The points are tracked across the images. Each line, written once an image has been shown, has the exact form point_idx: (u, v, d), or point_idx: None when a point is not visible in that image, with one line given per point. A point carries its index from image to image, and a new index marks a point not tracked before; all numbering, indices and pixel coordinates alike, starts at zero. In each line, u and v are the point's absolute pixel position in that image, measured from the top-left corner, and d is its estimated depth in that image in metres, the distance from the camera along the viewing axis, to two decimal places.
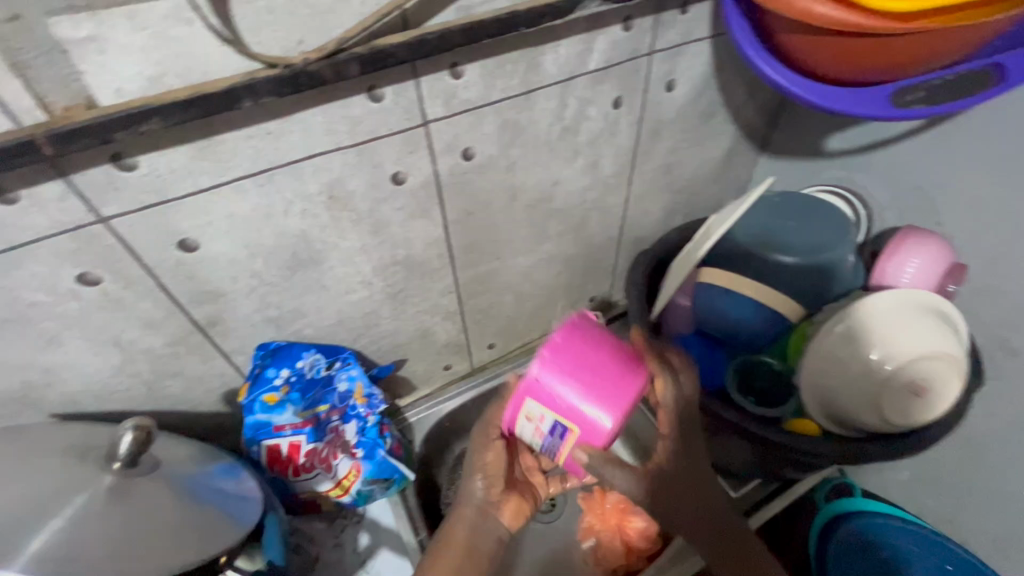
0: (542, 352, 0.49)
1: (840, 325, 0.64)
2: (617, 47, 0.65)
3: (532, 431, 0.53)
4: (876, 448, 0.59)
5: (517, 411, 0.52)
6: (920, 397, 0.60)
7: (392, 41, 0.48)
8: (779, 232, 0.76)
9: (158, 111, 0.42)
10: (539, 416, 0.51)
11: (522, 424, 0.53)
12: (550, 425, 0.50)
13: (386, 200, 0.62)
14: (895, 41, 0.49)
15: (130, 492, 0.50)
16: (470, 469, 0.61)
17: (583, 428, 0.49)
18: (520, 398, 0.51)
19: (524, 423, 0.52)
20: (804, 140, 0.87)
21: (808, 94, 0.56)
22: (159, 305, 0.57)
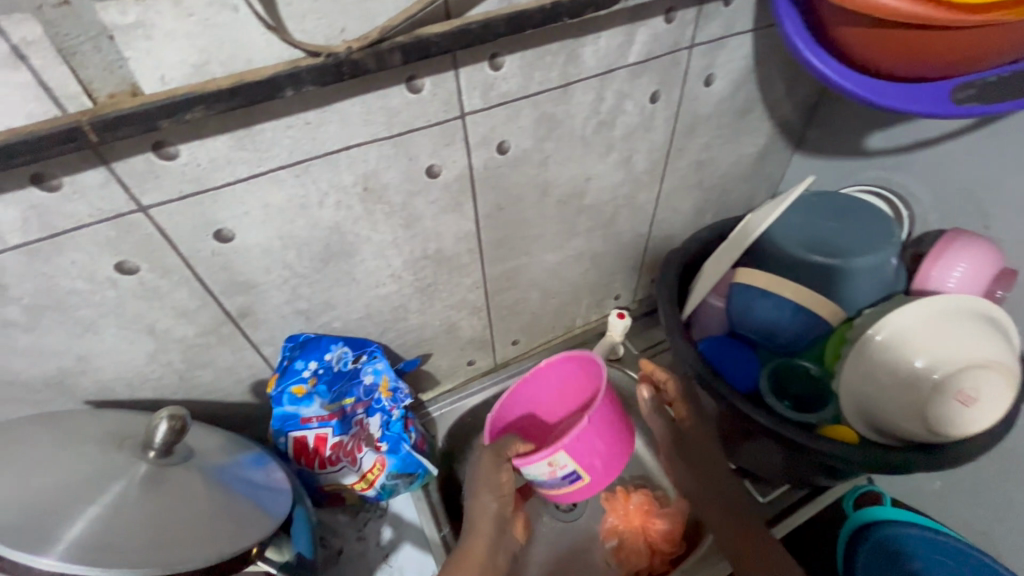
0: (588, 423, 0.64)
1: (881, 333, 0.63)
2: (657, 40, 0.63)
3: (545, 472, 0.66)
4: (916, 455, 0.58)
5: (545, 460, 0.64)
6: (968, 407, 0.57)
7: (435, 31, 0.47)
8: (819, 233, 0.73)
9: (202, 99, 0.41)
10: (561, 466, 0.65)
11: (539, 466, 0.66)
12: (566, 471, 0.66)
13: (420, 192, 0.61)
14: (954, 35, 0.47)
15: (165, 481, 0.50)
16: (481, 488, 0.67)
17: (591, 475, 0.67)
18: (556, 449, 0.64)
19: (544, 467, 0.65)
20: (844, 139, 0.84)
21: (861, 90, 0.54)
22: (193, 295, 0.57)
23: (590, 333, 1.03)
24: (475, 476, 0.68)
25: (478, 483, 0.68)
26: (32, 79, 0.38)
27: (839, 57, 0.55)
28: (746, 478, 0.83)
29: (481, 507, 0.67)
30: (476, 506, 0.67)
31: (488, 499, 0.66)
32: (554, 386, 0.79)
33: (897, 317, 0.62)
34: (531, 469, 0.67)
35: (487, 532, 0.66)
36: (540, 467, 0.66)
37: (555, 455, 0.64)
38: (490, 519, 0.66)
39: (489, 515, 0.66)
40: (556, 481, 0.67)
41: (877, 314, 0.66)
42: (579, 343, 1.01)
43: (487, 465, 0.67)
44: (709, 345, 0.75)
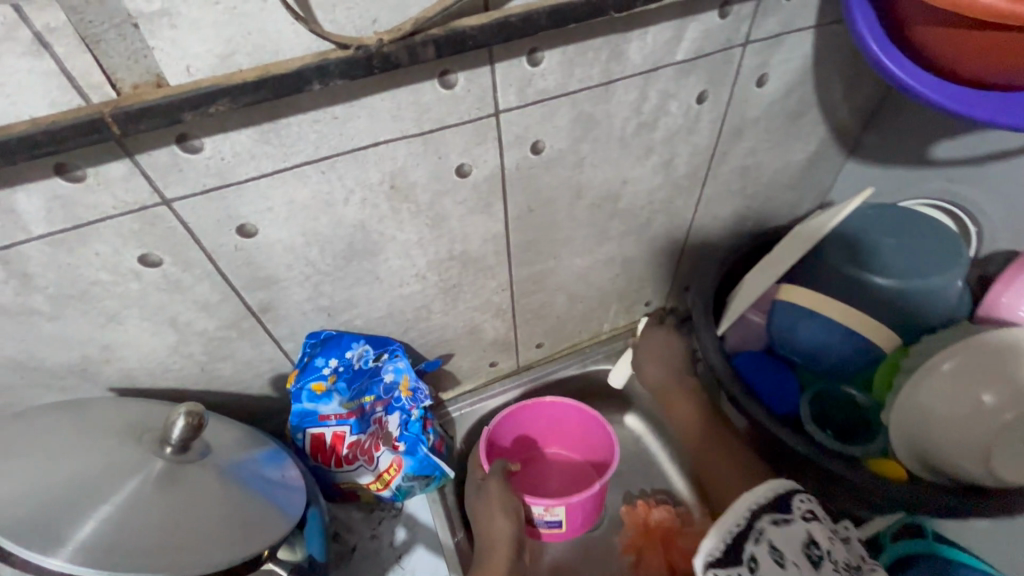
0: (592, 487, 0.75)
1: (949, 363, 0.57)
2: (708, 36, 0.59)
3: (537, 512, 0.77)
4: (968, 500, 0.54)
5: (548, 507, 0.76)
6: None
7: (471, 23, 0.44)
8: (878, 251, 0.68)
9: (227, 92, 0.39)
10: (553, 514, 0.77)
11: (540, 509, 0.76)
12: (551, 518, 0.78)
13: (448, 192, 0.59)
14: None
15: (180, 479, 0.49)
16: (498, 512, 0.74)
17: (570, 525, 0.80)
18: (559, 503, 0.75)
19: (543, 510, 0.76)
20: (905, 147, 0.78)
21: (946, 99, 0.49)
22: (215, 289, 0.56)
23: (618, 339, 0.99)
24: (486, 501, 0.75)
25: (492, 508, 0.74)
26: (55, 67, 0.37)
27: (919, 62, 0.50)
28: None
29: (494, 532, 0.73)
30: (489, 530, 0.73)
31: (505, 523, 0.73)
32: (549, 424, 0.89)
33: (970, 347, 0.56)
34: (529, 505, 0.77)
35: (505, 550, 0.71)
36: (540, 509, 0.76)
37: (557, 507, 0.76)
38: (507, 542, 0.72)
39: (506, 538, 0.72)
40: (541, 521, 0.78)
41: (939, 342, 0.61)
42: (605, 349, 0.98)
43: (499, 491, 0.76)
44: (745, 361, 0.72)
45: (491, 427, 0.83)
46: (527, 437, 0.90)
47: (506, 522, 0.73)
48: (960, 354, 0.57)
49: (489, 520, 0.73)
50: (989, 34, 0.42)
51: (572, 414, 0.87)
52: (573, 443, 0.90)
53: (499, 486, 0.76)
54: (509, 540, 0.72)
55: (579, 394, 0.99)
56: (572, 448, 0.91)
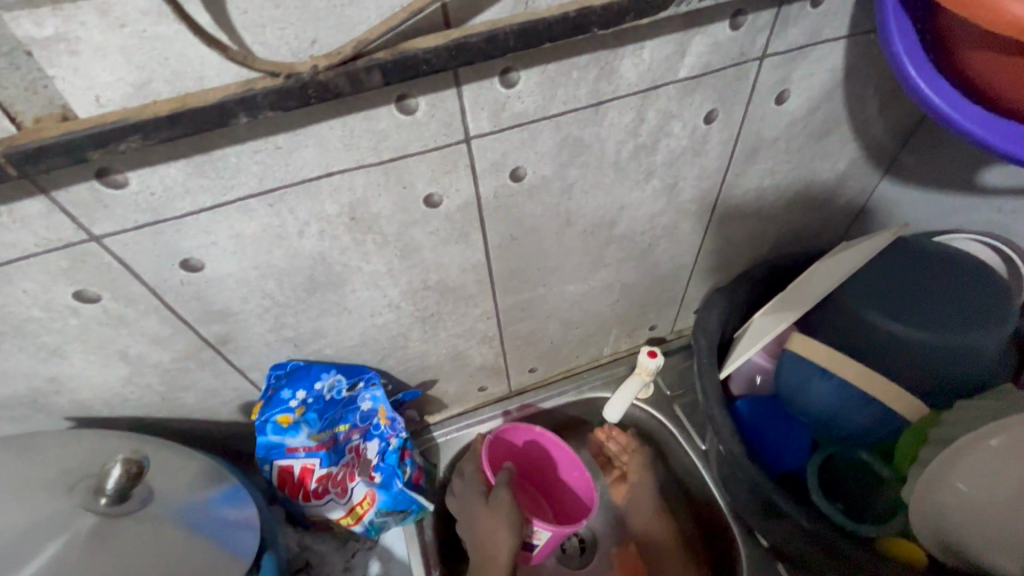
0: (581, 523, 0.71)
1: (998, 439, 0.49)
2: (717, 50, 0.51)
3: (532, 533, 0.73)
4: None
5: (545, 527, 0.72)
6: None
7: (425, 44, 0.38)
8: (915, 296, 0.59)
9: (137, 127, 0.35)
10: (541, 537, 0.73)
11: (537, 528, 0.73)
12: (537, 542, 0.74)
13: (417, 222, 0.53)
14: None
15: (110, 538, 0.47)
16: (503, 525, 0.71)
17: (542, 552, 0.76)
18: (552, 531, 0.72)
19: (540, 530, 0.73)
20: (950, 172, 0.68)
21: (995, 138, 0.41)
22: (165, 323, 0.52)
23: (618, 364, 0.92)
24: (493, 511, 0.73)
25: (497, 517, 0.72)
26: None
27: (967, 91, 0.41)
28: (781, 561, 0.72)
29: (494, 543, 0.71)
30: (488, 539, 0.71)
31: (507, 535, 0.71)
32: (531, 454, 0.84)
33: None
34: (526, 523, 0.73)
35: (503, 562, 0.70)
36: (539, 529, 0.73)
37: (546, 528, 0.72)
38: (505, 556, 0.70)
39: (506, 552, 0.70)
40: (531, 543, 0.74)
41: (972, 412, 0.54)
42: (605, 374, 0.91)
43: (496, 500, 0.73)
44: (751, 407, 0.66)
45: (497, 435, 0.81)
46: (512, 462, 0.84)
47: (509, 537, 0.70)
48: (1011, 430, 0.48)
49: (491, 530, 0.71)
50: None
51: (555, 450, 0.81)
52: (551, 478, 0.85)
53: (505, 497, 0.74)
54: (509, 554, 0.69)
55: (575, 421, 0.93)
56: (545, 482, 0.86)
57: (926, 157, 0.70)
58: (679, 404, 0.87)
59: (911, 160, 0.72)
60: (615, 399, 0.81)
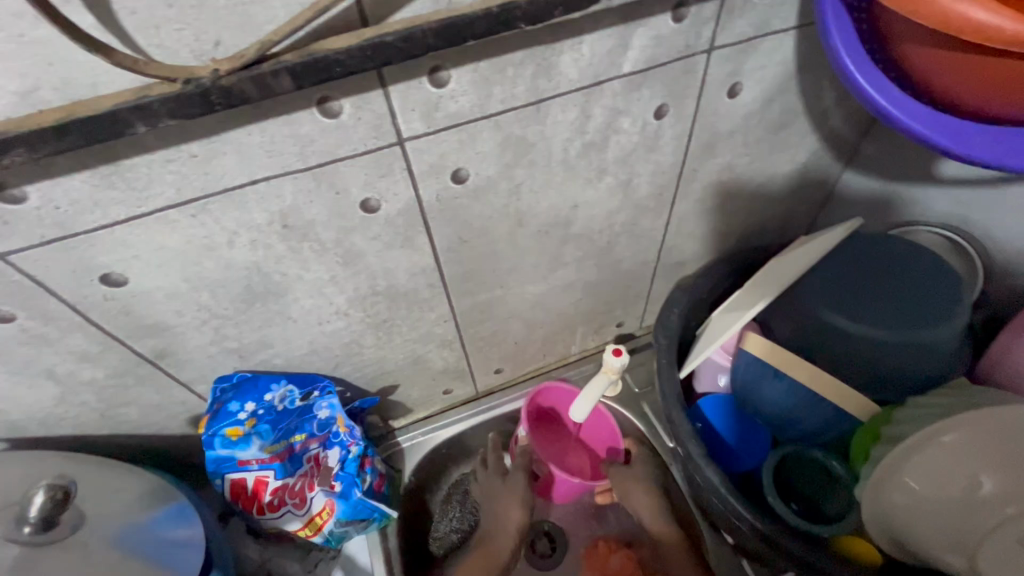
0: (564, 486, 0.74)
1: (950, 435, 0.48)
2: (661, 44, 0.49)
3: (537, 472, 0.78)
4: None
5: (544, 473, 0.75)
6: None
7: (337, 44, 0.35)
8: (866, 294, 0.58)
9: (21, 141, 0.32)
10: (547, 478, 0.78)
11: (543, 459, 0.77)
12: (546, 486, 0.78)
13: (357, 228, 0.51)
14: (1016, 74, 0.34)
15: (34, 568, 0.45)
16: (516, 505, 0.76)
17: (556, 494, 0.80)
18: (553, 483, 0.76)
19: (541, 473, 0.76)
20: (908, 163, 0.67)
21: (936, 133, 0.40)
22: (92, 340, 0.50)
23: (587, 362, 0.91)
24: (509, 492, 0.77)
25: (513, 498, 0.76)
26: None
27: (906, 85, 0.40)
28: (743, 557, 0.72)
29: (505, 519, 0.76)
30: (501, 515, 0.76)
31: (519, 515, 0.75)
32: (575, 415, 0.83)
33: (981, 423, 0.48)
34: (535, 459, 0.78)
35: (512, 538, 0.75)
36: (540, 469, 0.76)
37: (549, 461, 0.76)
38: (512, 532, 0.75)
39: (514, 531, 0.75)
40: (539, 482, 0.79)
41: (924, 409, 0.54)
42: (573, 373, 0.89)
43: (513, 480, 0.77)
44: (712, 405, 0.66)
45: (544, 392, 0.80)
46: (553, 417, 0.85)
47: (521, 516, 0.75)
48: (961, 428, 0.48)
49: (504, 508, 0.76)
50: (980, 60, 0.34)
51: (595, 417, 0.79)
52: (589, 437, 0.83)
53: (521, 479, 0.77)
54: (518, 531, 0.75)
55: None
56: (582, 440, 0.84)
57: (887, 148, 0.68)
58: (647, 401, 0.86)
59: (872, 151, 0.71)
60: (582, 397, 0.79)
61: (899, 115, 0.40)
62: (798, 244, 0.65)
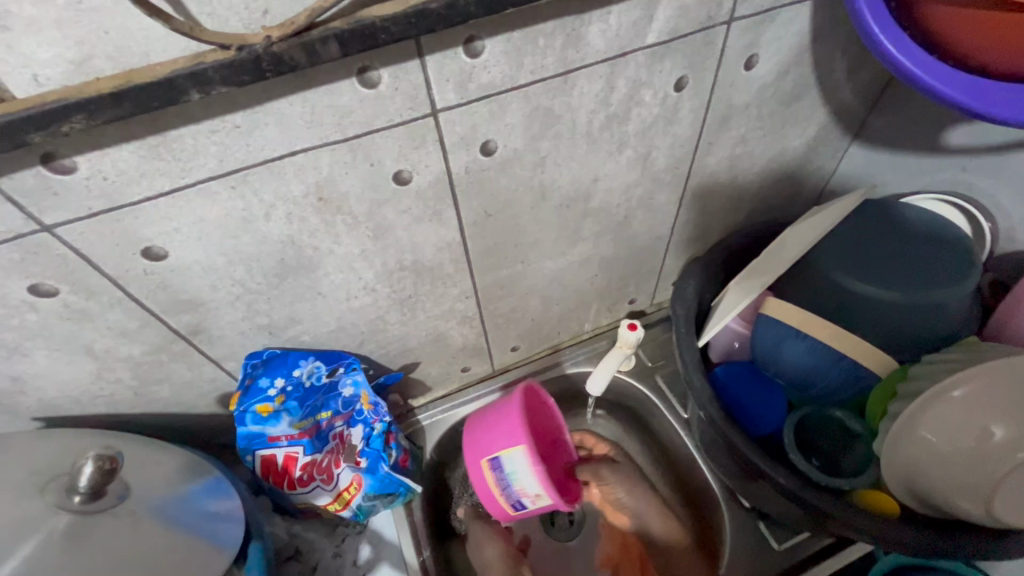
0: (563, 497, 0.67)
1: (961, 389, 0.51)
2: (685, 14, 0.51)
3: (518, 489, 0.67)
4: (914, 534, 0.52)
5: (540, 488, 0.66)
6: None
7: (383, 12, 0.36)
8: (879, 259, 0.61)
9: (81, 107, 0.33)
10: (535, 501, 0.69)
11: (510, 474, 0.67)
12: (527, 502, 0.68)
13: (388, 201, 0.52)
14: None
15: (87, 535, 0.46)
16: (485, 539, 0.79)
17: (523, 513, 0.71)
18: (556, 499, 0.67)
19: (531, 488, 0.66)
20: (916, 134, 0.69)
21: (958, 93, 0.42)
22: (131, 315, 0.51)
23: (601, 339, 0.92)
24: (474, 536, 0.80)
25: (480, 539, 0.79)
26: None
27: (928, 48, 0.43)
28: (762, 519, 0.74)
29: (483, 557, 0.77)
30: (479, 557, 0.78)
31: (495, 549, 0.78)
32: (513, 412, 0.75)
33: (990, 373, 0.50)
34: (501, 471, 0.67)
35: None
36: (523, 480, 0.66)
37: (514, 450, 0.65)
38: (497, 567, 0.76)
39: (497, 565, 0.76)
40: (518, 500, 0.68)
41: (940, 364, 0.56)
42: (587, 349, 0.91)
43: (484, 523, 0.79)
44: (724, 372, 0.69)
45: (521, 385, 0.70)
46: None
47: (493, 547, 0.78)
48: (971, 381, 0.51)
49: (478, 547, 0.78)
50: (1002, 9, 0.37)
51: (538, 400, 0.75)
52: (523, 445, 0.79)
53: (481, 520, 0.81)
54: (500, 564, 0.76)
55: (560, 397, 0.93)
56: None
57: (895, 120, 0.70)
58: (661, 374, 0.87)
59: (881, 123, 0.72)
60: (598, 371, 0.80)
61: (921, 72, 0.43)
62: (811, 213, 0.67)
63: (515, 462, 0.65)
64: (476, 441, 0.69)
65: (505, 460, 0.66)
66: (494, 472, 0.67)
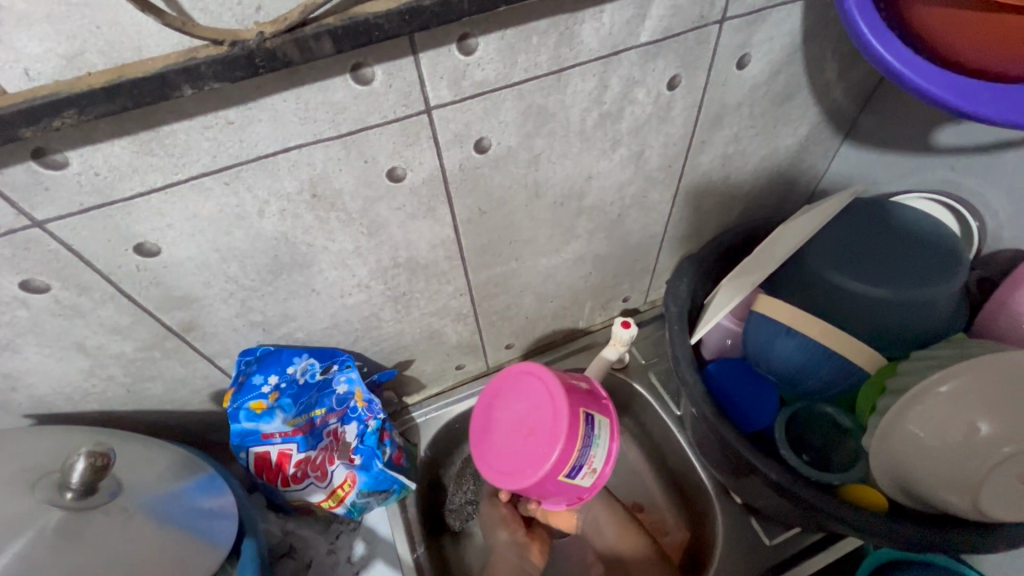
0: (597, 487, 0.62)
1: (948, 385, 0.52)
2: (677, 13, 0.51)
3: (590, 455, 0.58)
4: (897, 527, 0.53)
5: (604, 464, 0.60)
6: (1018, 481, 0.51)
7: (376, 8, 0.36)
8: (869, 257, 0.62)
9: (72, 101, 0.33)
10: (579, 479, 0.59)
11: (598, 433, 0.59)
12: (584, 474, 0.59)
13: (382, 198, 0.52)
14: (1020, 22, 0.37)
15: (80, 533, 0.46)
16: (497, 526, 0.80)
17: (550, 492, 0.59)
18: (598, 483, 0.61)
19: (598, 462, 0.60)
20: (906, 133, 0.69)
21: (946, 92, 0.43)
22: (123, 312, 0.51)
23: (595, 336, 0.92)
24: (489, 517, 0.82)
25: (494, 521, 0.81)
26: None
27: (915, 48, 0.44)
28: (754, 515, 0.75)
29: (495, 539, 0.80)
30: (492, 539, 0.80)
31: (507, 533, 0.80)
32: None
33: (976, 369, 0.51)
34: (590, 429, 0.59)
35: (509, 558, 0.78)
36: (600, 450, 0.59)
37: (608, 418, 0.61)
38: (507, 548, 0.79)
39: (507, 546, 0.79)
40: (575, 468, 0.58)
41: (927, 360, 0.57)
42: (580, 347, 0.91)
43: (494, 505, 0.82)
44: (720, 369, 0.69)
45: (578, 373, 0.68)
46: (519, 393, 0.64)
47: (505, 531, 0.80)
48: (959, 377, 0.51)
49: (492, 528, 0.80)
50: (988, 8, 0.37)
51: None
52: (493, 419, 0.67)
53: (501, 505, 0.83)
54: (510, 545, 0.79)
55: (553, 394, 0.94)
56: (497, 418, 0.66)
57: (885, 120, 0.71)
58: (654, 371, 0.88)
59: (872, 122, 0.73)
60: (592, 368, 0.80)
61: (910, 72, 0.43)
62: (802, 212, 0.68)
63: (603, 428, 0.60)
64: (570, 389, 0.61)
65: (599, 419, 0.60)
66: (585, 424, 0.58)
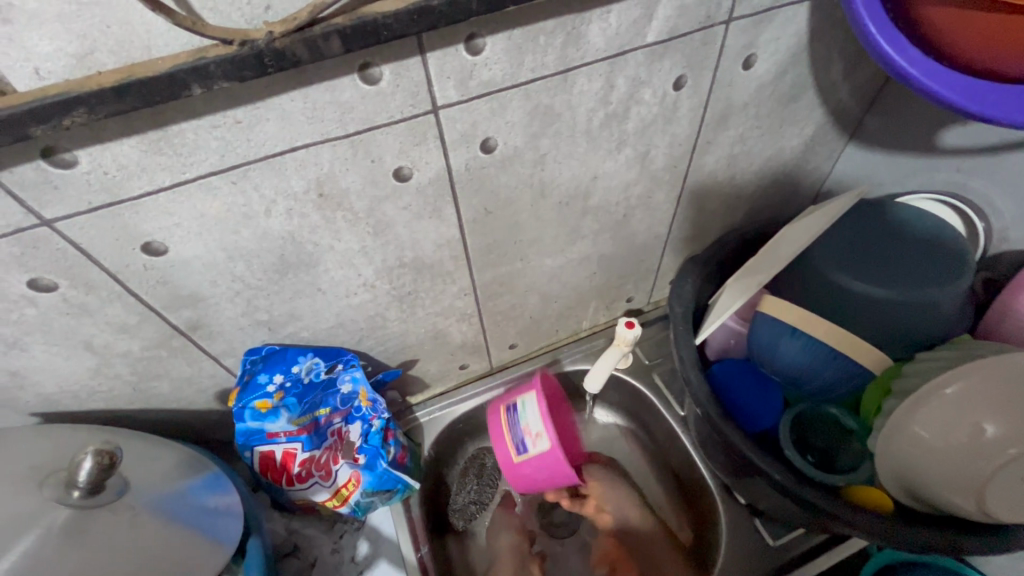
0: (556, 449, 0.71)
1: (953, 386, 0.52)
2: (684, 13, 0.51)
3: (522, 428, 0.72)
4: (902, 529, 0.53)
5: (543, 426, 0.71)
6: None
7: (385, 8, 0.36)
8: (873, 258, 0.62)
9: (82, 100, 0.33)
10: (536, 448, 0.72)
11: (521, 412, 0.73)
12: (527, 439, 0.72)
13: (389, 198, 0.52)
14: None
15: (86, 531, 0.46)
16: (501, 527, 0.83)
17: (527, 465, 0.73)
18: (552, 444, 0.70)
19: (534, 426, 0.71)
20: (912, 134, 0.69)
21: (953, 93, 0.43)
22: (130, 310, 0.51)
23: (599, 337, 0.92)
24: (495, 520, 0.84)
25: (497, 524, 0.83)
26: None
27: (922, 48, 0.44)
28: (757, 516, 0.75)
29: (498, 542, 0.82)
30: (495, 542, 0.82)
31: (509, 537, 0.82)
32: None
33: (981, 370, 0.51)
34: (513, 412, 0.74)
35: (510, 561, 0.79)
36: (530, 417, 0.72)
37: (530, 394, 0.73)
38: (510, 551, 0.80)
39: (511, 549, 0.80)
40: (519, 444, 0.72)
41: (934, 362, 0.57)
42: (584, 348, 0.91)
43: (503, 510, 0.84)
44: (722, 371, 0.70)
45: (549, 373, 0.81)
46: None
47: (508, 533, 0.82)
48: (964, 378, 0.52)
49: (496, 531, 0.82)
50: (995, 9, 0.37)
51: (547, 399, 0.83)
52: None
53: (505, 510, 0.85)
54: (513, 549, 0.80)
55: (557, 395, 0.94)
56: None
57: (891, 120, 0.71)
58: (657, 372, 0.88)
59: (877, 123, 0.73)
60: (596, 369, 0.80)
61: (917, 73, 0.43)
62: (808, 212, 0.68)
63: (528, 402, 0.73)
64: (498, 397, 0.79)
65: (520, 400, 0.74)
66: (506, 412, 0.74)
